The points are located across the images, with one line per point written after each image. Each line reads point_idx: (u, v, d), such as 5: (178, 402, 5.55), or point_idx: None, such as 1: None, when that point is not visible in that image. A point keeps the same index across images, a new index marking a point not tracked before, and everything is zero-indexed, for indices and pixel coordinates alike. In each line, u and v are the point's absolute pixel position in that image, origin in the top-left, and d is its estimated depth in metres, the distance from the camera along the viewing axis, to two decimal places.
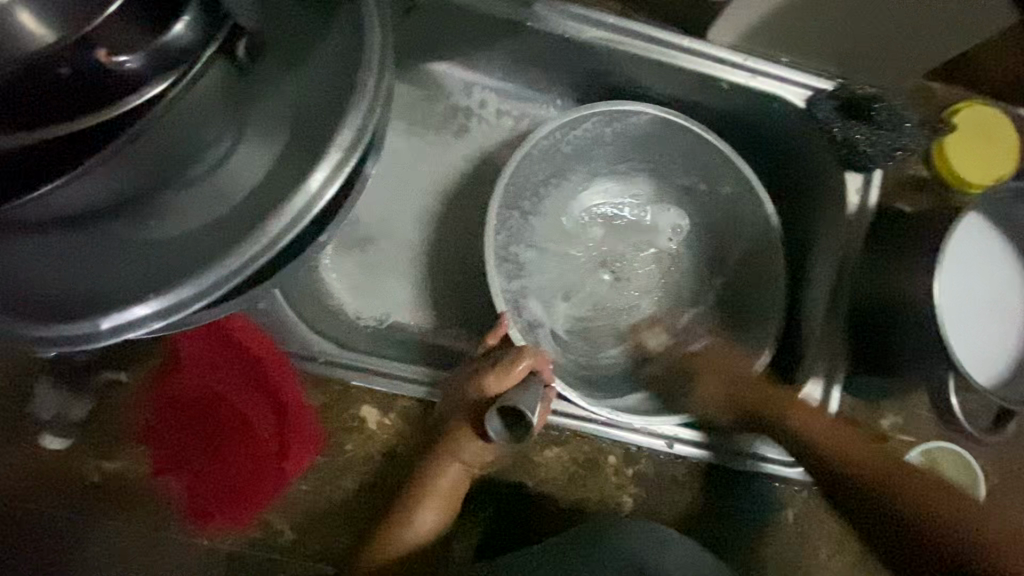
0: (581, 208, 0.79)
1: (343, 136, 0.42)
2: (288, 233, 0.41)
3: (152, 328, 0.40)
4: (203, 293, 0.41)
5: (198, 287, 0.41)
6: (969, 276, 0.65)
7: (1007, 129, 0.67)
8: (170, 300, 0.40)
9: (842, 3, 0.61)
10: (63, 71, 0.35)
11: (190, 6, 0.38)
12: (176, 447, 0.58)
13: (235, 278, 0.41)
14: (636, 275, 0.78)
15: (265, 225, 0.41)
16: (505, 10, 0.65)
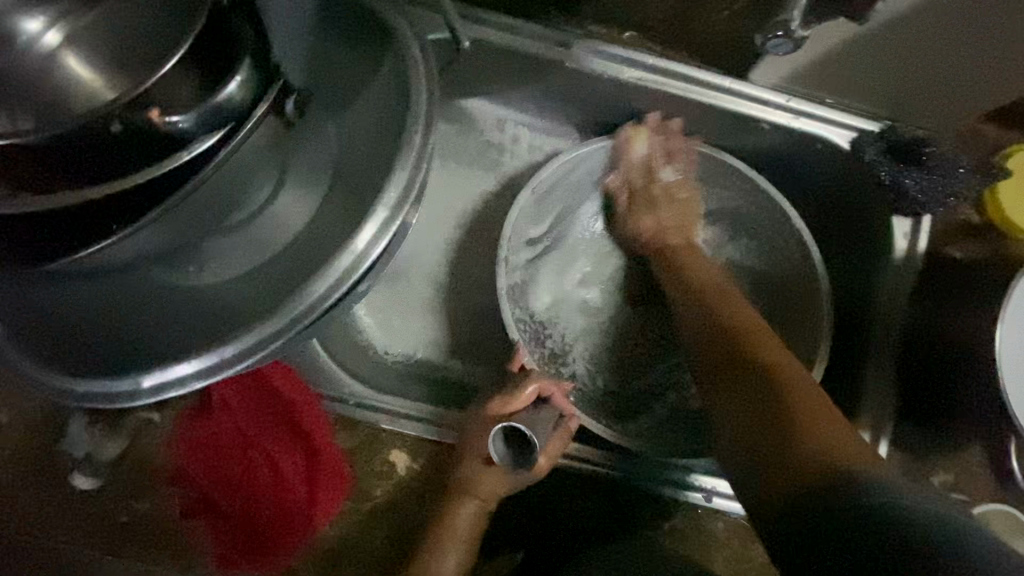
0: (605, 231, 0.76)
1: (389, 191, 0.42)
2: (331, 289, 0.40)
3: (190, 387, 0.40)
4: (243, 351, 0.40)
5: (240, 345, 0.40)
6: None
7: None
8: (209, 358, 0.40)
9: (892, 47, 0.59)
10: (115, 128, 0.36)
11: (243, 65, 0.38)
12: (203, 491, 0.57)
13: (275, 336, 0.40)
14: None
15: (309, 283, 0.40)
16: (543, 51, 0.65)
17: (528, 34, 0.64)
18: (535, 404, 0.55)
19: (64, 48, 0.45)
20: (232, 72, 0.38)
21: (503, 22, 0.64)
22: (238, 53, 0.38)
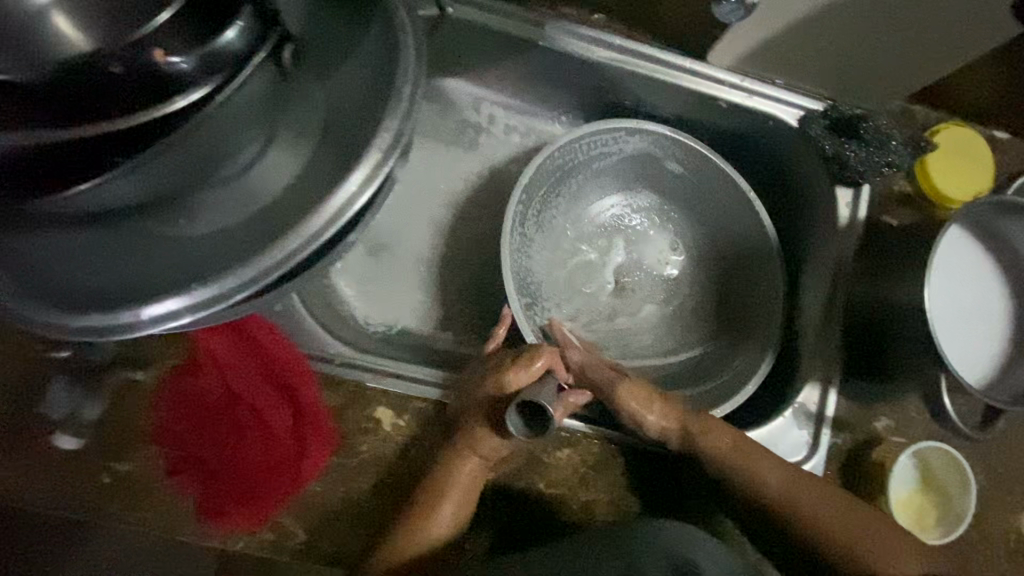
0: (589, 218, 0.81)
1: (382, 138, 0.45)
2: (325, 230, 0.43)
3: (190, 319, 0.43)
4: (243, 284, 0.43)
5: (241, 279, 0.43)
6: (960, 284, 0.68)
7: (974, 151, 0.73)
8: (208, 292, 0.43)
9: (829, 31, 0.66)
10: (116, 67, 0.38)
11: (242, 13, 0.40)
12: (189, 448, 0.58)
13: (274, 272, 0.43)
14: (642, 284, 0.80)
15: (306, 222, 0.42)
16: (518, 29, 0.69)
17: (504, 14, 0.68)
18: (543, 376, 0.61)
19: None
20: (231, 19, 0.39)
21: (481, 2, 0.67)
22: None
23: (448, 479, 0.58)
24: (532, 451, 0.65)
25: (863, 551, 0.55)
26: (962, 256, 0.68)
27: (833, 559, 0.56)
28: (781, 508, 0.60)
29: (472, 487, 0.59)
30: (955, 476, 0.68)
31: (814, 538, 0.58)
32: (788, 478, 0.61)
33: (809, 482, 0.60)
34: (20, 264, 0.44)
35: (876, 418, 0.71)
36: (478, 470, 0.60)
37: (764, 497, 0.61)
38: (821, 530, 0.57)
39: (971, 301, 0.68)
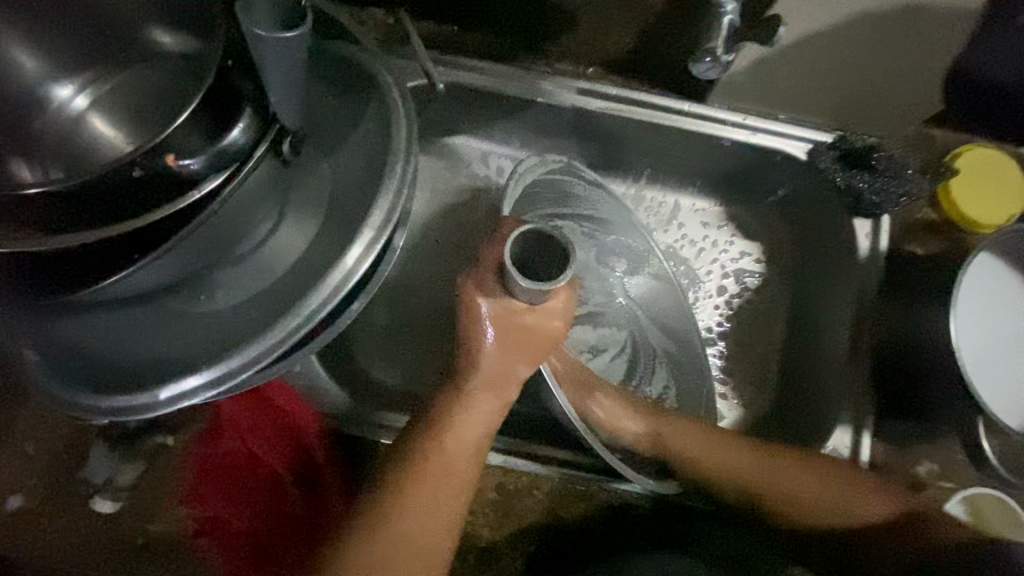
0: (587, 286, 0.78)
1: (375, 215, 0.48)
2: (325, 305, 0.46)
3: (203, 398, 0.45)
4: (249, 360, 0.46)
5: (247, 357, 0.46)
6: (999, 311, 0.64)
7: (999, 164, 0.69)
8: (217, 371, 0.46)
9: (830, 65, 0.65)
10: (135, 173, 0.41)
11: (243, 114, 0.43)
12: (214, 510, 0.60)
13: (276, 349, 0.46)
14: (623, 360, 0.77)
15: (304, 302, 0.46)
16: (516, 89, 0.72)
17: (501, 76, 0.71)
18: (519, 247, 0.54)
19: (92, 109, 0.54)
20: (234, 120, 0.43)
21: (480, 66, 0.70)
22: (242, 101, 0.43)
23: (456, 471, 0.56)
24: (550, 506, 0.64)
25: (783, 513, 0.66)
26: (993, 285, 0.64)
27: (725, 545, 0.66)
28: (760, 498, 0.66)
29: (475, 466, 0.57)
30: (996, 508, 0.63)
31: (775, 493, 0.65)
32: (709, 440, 0.66)
33: (726, 453, 0.65)
34: (57, 348, 0.48)
35: (913, 460, 0.67)
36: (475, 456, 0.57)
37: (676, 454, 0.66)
38: (775, 488, 0.64)
39: (1008, 334, 0.64)
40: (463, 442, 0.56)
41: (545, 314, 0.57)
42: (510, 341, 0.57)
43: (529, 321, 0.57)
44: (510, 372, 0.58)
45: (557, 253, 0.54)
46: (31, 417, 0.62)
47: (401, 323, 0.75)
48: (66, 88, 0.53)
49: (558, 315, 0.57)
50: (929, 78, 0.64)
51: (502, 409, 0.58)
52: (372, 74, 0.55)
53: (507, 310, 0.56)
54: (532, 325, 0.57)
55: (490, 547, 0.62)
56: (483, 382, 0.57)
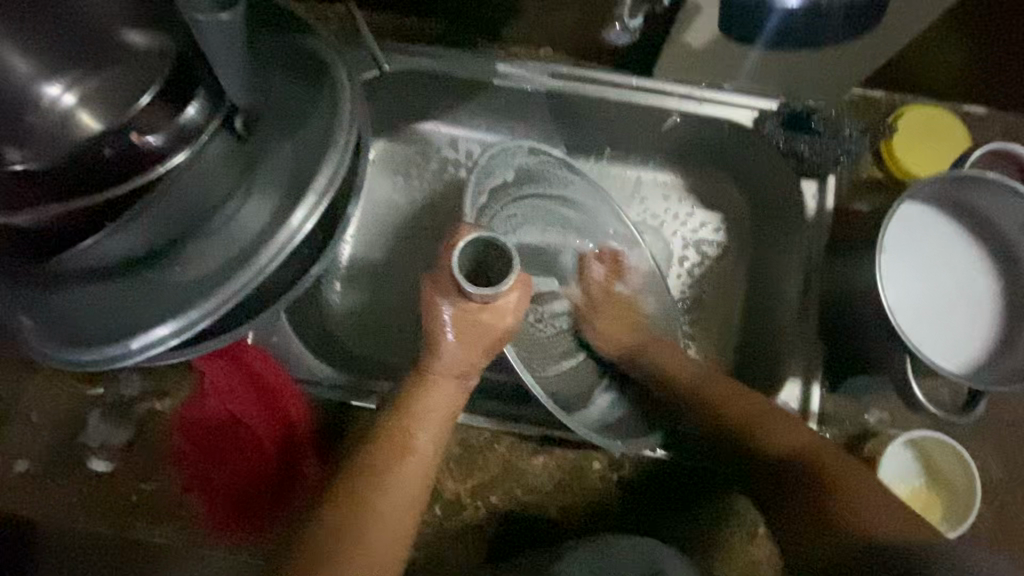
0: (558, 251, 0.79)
1: (319, 182, 0.55)
2: (274, 260, 0.54)
3: (166, 345, 0.53)
4: (207, 310, 0.53)
5: (206, 309, 0.53)
6: (932, 265, 0.66)
7: (931, 113, 0.72)
8: (182, 320, 0.53)
9: None
10: (109, 150, 0.51)
11: (195, 96, 0.51)
12: (199, 468, 0.65)
13: (234, 298, 0.54)
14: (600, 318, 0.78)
15: (256, 255, 0.53)
16: (471, 74, 0.76)
17: (456, 61, 0.75)
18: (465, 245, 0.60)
19: (80, 105, 0.59)
20: (188, 102, 0.51)
21: (436, 53, 0.75)
22: None
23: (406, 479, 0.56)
24: (511, 460, 0.68)
25: (833, 501, 0.53)
26: (930, 236, 0.66)
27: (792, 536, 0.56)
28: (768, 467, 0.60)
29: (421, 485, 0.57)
30: (928, 442, 0.66)
31: (797, 514, 0.55)
32: (727, 388, 0.66)
33: (755, 413, 0.62)
34: (45, 316, 0.53)
35: (864, 411, 0.70)
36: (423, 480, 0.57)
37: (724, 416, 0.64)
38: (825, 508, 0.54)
39: (948, 284, 0.66)
40: (426, 429, 0.59)
41: (498, 311, 0.61)
42: (469, 336, 0.61)
43: (484, 317, 0.61)
44: (467, 363, 0.61)
45: (502, 261, 0.62)
46: (35, 389, 0.68)
47: (375, 299, 0.80)
48: (56, 87, 0.59)
49: (511, 312, 0.62)
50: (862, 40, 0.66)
51: (460, 392, 0.61)
52: (325, 61, 0.60)
53: (464, 312, 0.60)
54: (486, 320, 0.61)
55: (455, 500, 0.66)
56: (443, 372, 0.61)
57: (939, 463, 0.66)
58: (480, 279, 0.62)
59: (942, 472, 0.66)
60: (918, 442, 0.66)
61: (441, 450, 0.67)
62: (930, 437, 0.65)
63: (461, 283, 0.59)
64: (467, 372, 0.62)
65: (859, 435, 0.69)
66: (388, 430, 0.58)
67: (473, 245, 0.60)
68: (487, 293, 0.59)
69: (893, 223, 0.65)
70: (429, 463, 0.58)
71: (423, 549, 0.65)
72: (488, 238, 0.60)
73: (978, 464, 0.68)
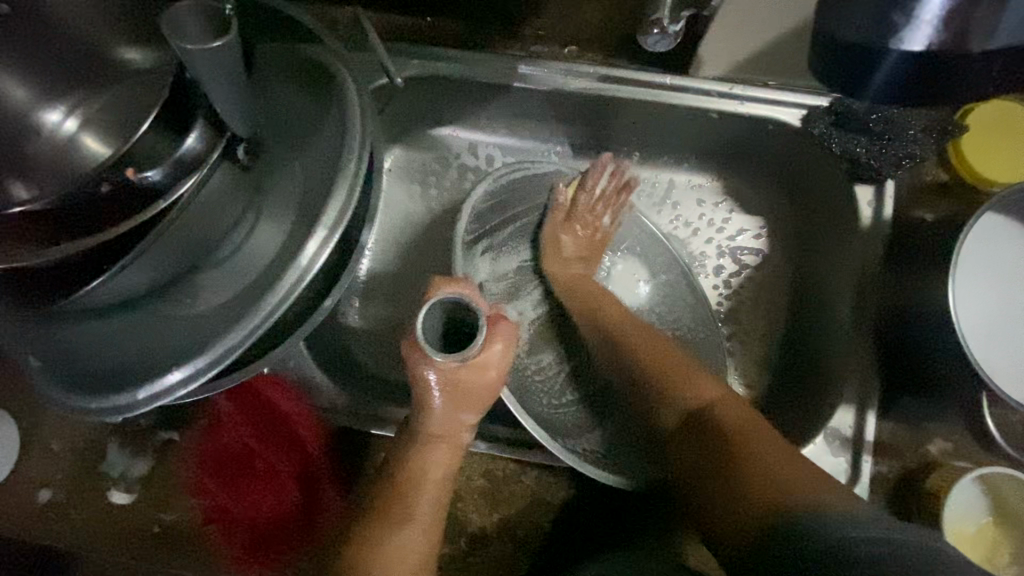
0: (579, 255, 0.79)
1: (329, 212, 0.51)
2: (282, 302, 0.51)
3: (177, 394, 0.50)
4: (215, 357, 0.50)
5: (211, 355, 0.50)
6: (1013, 282, 0.59)
7: (1005, 108, 0.64)
8: (190, 366, 0.50)
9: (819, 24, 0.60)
10: (105, 187, 0.45)
11: (196, 124, 0.45)
12: (216, 501, 0.64)
13: (243, 342, 0.50)
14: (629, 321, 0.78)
15: (264, 298, 0.50)
16: (490, 77, 0.70)
17: (473, 63, 0.70)
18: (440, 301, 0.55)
19: (84, 129, 0.56)
20: (187, 131, 0.45)
21: (450, 56, 0.70)
22: (195, 113, 0.45)
23: (413, 520, 0.53)
24: (538, 491, 0.64)
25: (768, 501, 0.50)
26: (1004, 249, 0.59)
27: (714, 515, 0.54)
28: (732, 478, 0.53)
29: (434, 527, 0.55)
30: (995, 479, 0.59)
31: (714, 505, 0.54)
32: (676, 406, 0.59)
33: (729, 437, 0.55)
34: (58, 353, 0.52)
35: (925, 439, 0.64)
36: (431, 526, 0.54)
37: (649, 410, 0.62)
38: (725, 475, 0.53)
39: (1023, 302, 0.59)
40: (425, 496, 0.55)
41: (480, 366, 0.55)
42: (456, 396, 0.55)
43: (465, 377, 0.55)
44: (456, 423, 0.56)
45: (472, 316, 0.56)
46: (55, 418, 0.67)
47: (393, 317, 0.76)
48: (56, 111, 0.55)
49: (494, 365, 0.56)
50: None
51: (457, 453, 0.57)
52: (333, 74, 0.56)
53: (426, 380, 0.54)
54: (469, 378, 0.55)
55: (481, 533, 0.63)
56: (434, 437, 0.56)
57: (1006, 499, 0.60)
58: (452, 340, 0.57)
59: (1006, 508, 0.60)
60: (984, 480, 0.59)
61: (464, 482, 0.64)
62: (996, 474, 0.59)
63: (426, 352, 0.53)
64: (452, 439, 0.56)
65: (920, 467, 0.63)
66: (388, 496, 0.54)
67: (439, 308, 0.55)
68: (455, 358, 0.54)
69: (965, 236, 0.58)
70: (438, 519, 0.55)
71: None
72: (449, 298, 0.55)
73: None
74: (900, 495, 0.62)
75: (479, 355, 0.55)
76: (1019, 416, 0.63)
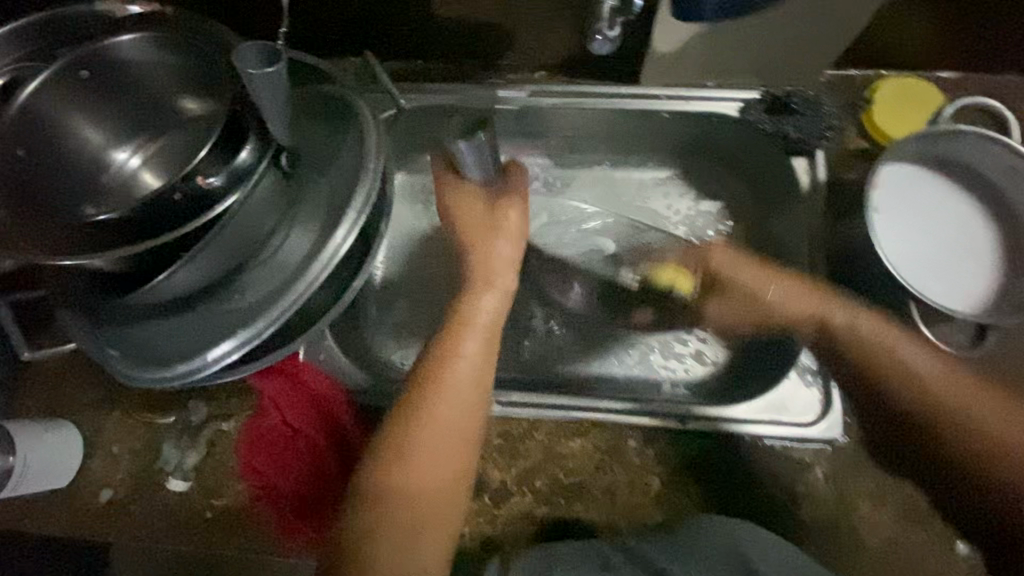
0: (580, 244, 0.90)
1: (356, 201, 0.63)
2: (323, 272, 0.62)
3: (234, 354, 0.60)
4: (270, 323, 0.61)
5: (267, 320, 0.61)
6: (932, 217, 0.69)
7: (903, 79, 0.78)
8: (247, 334, 0.61)
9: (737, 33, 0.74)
10: (175, 198, 0.55)
11: (249, 139, 0.57)
12: (264, 480, 0.71)
13: (289, 310, 0.62)
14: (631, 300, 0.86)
15: (307, 271, 0.62)
16: (474, 101, 0.84)
17: (460, 92, 0.83)
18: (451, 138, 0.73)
19: (144, 166, 0.69)
20: (241, 145, 0.57)
21: (441, 89, 0.84)
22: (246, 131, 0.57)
23: (443, 392, 0.64)
24: (550, 443, 0.72)
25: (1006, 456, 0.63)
26: (919, 189, 0.70)
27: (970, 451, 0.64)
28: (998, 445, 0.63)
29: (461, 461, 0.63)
30: None
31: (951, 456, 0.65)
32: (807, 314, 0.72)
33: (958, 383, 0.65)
34: (131, 343, 0.62)
35: None
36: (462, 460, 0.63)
37: (837, 335, 0.70)
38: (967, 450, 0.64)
39: (943, 232, 0.69)
40: (453, 376, 0.64)
41: (494, 215, 0.74)
42: (477, 237, 0.73)
43: (481, 217, 0.74)
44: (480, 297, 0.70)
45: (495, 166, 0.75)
46: (115, 424, 0.75)
47: (410, 317, 0.87)
48: (122, 152, 0.69)
49: (510, 213, 0.74)
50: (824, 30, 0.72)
51: (487, 338, 0.68)
52: (350, 103, 0.68)
53: (479, 230, 0.73)
54: (486, 221, 0.73)
55: (502, 487, 0.71)
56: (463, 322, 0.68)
57: None
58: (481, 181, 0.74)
59: None
60: None
61: (483, 441, 0.72)
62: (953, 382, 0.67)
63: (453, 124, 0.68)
64: (490, 305, 0.69)
65: None
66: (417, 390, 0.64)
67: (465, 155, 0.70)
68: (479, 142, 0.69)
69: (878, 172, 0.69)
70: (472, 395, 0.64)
71: (478, 538, 0.69)
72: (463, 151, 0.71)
73: None
74: (870, 415, 0.70)
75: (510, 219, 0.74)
76: (965, 336, 0.72)
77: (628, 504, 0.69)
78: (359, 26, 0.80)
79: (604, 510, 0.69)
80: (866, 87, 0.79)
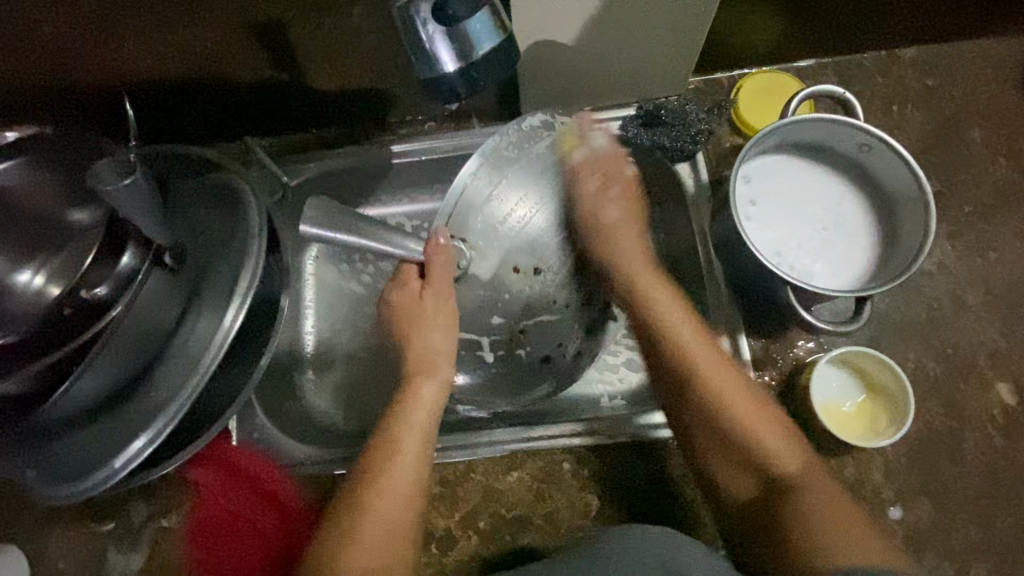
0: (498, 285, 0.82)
1: (242, 281, 0.64)
2: (216, 356, 0.63)
3: (143, 452, 0.60)
4: (171, 416, 0.61)
5: (169, 414, 0.61)
6: (804, 201, 0.73)
7: (760, 74, 0.83)
8: (152, 431, 0.61)
9: (599, 64, 0.76)
10: (67, 310, 0.56)
11: (129, 246, 0.59)
12: (210, 566, 0.72)
13: (190, 399, 0.62)
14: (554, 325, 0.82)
15: (201, 358, 0.62)
16: (369, 160, 0.87)
17: (355, 155, 0.87)
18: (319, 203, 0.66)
19: (49, 282, 0.66)
20: (122, 251, 0.58)
21: (337, 155, 0.87)
22: (126, 240, 0.58)
23: (400, 445, 0.64)
24: (487, 481, 0.73)
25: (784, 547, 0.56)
26: (787, 177, 0.74)
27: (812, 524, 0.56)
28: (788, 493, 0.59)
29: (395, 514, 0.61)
30: (858, 357, 0.70)
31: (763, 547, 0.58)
32: (715, 353, 0.66)
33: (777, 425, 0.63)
34: (46, 461, 0.62)
35: (791, 345, 0.74)
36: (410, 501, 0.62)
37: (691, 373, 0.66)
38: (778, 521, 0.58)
39: (817, 216, 0.73)
40: (410, 432, 0.65)
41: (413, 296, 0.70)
42: (404, 316, 0.70)
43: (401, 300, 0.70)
44: (429, 351, 0.69)
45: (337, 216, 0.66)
46: (55, 540, 0.75)
47: (349, 377, 0.87)
48: (25, 273, 0.66)
49: (439, 267, 0.71)
50: (678, 50, 0.75)
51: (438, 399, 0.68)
52: (234, 185, 0.71)
53: (416, 297, 0.70)
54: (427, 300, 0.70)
55: (447, 534, 0.71)
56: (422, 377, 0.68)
57: (869, 374, 0.71)
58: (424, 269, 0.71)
59: (869, 385, 0.71)
60: (856, 354, 0.70)
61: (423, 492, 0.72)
62: (858, 351, 0.69)
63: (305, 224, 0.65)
64: (438, 345, 0.70)
65: (796, 367, 0.73)
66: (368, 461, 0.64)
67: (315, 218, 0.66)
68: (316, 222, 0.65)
69: (744, 167, 0.72)
70: (426, 451, 0.65)
71: None
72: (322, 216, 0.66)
73: (906, 366, 0.72)
74: (788, 400, 0.72)
75: (434, 273, 0.70)
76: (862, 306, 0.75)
77: (566, 527, 0.71)
78: (240, 109, 0.82)
79: (548, 536, 0.71)
80: (732, 87, 0.84)
